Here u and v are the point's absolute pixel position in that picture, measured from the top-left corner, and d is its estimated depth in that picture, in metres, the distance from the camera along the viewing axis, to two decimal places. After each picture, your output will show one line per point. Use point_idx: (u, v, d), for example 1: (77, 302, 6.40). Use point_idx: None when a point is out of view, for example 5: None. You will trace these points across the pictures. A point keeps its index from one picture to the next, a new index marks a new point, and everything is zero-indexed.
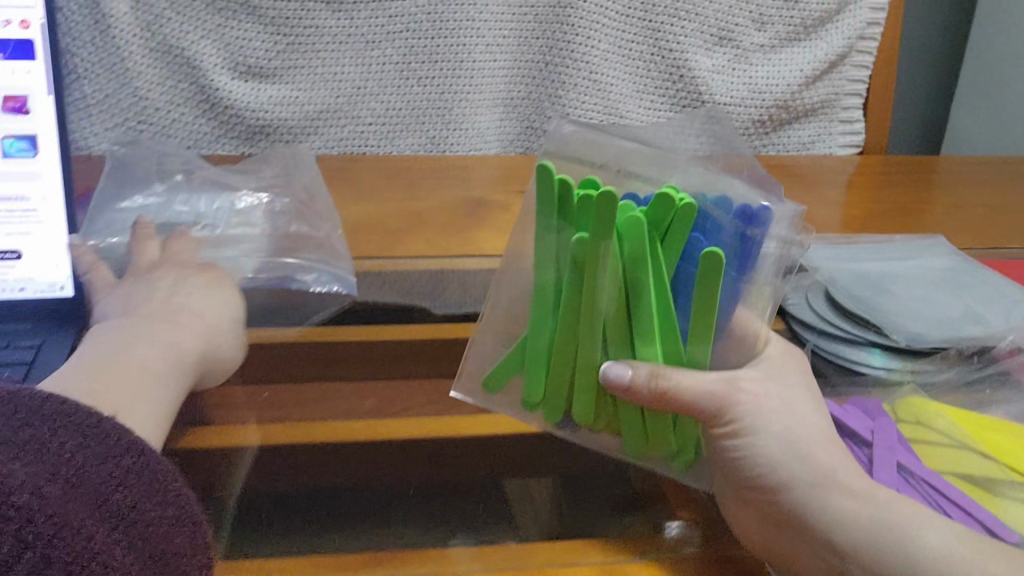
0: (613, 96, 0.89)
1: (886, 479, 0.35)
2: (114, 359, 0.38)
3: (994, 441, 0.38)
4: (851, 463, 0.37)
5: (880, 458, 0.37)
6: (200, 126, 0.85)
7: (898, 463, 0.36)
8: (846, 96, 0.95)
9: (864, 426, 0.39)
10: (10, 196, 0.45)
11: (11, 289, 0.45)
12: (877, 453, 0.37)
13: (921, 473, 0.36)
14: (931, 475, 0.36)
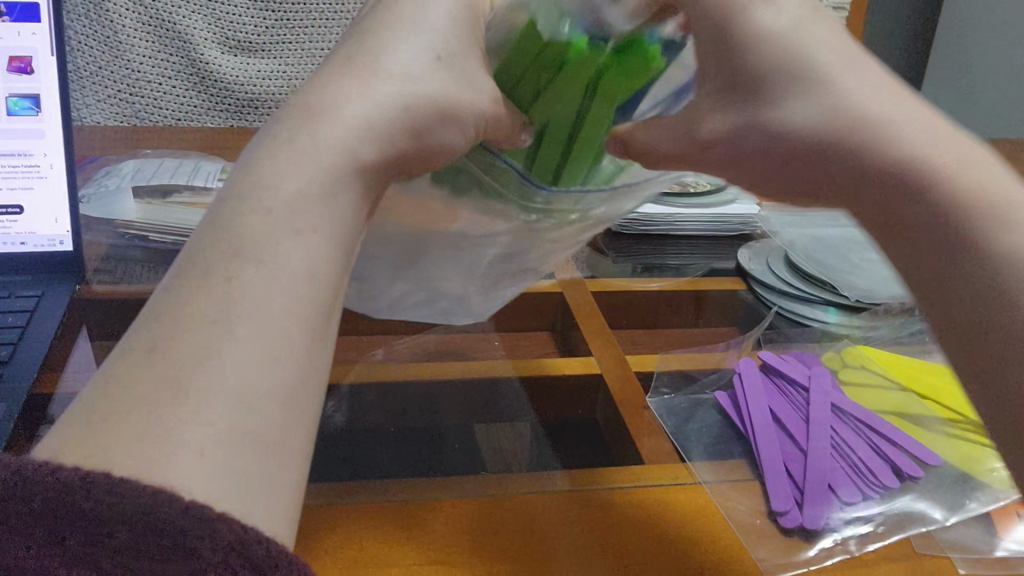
0: None
1: (821, 418, 0.38)
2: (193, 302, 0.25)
3: (933, 386, 0.42)
4: (791, 407, 0.39)
5: (816, 400, 0.39)
6: (189, 98, 0.89)
7: (835, 404, 0.39)
8: None
9: (807, 372, 0.42)
10: (14, 153, 0.47)
11: (14, 241, 0.48)
12: (812, 394, 0.40)
13: (856, 413, 0.39)
14: (863, 414, 0.39)
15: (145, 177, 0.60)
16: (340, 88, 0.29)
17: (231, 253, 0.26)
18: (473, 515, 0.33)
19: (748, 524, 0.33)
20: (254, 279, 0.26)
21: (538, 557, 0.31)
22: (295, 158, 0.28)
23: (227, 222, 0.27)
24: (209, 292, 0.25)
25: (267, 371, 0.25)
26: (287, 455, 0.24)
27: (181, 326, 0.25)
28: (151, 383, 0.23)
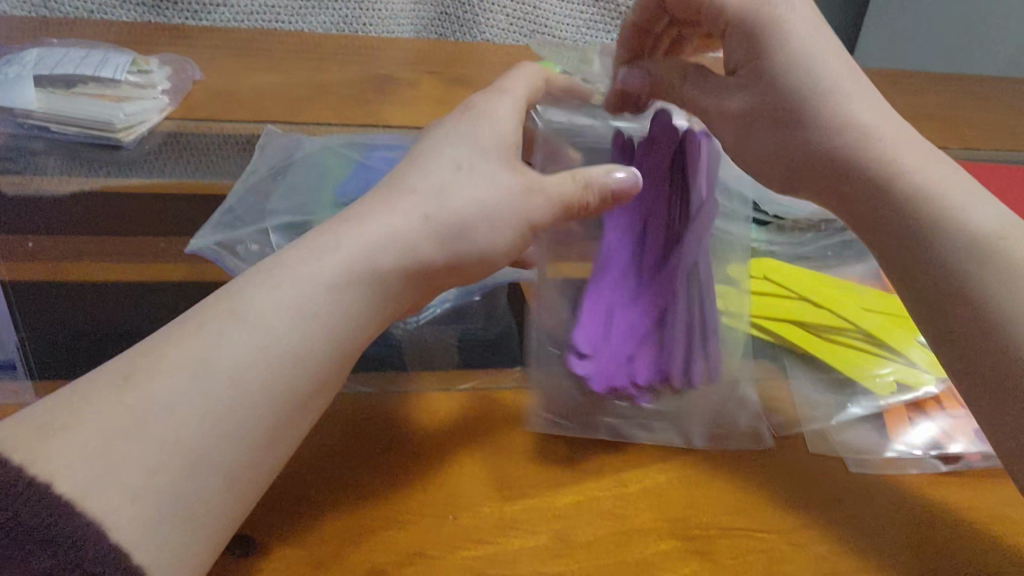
0: None
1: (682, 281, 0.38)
2: (208, 324, 0.26)
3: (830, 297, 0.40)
4: (666, 259, 0.39)
5: (663, 278, 0.38)
6: None
7: (670, 281, 0.38)
8: None
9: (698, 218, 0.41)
10: None
11: None
12: (648, 272, 0.38)
13: (664, 300, 0.37)
14: (672, 304, 0.37)
15: (49, 66, 0.56)
16: (378, 220, 0.30)
17: (236, 302, 0.27)
18: (373, 412, 0.33)
19: (652, 425, 0.34)
20: (242, 346, 0.26)
21: (436, 454, 0.31)
22: (310, 259, 0.29)
23: (238, 288, 0.27)
24: (195, 345, 0.25)
25: (230, 416, 0.25)
26: (200, 489, 0.24)
27: (159, 363, 0.25)
28: (111, 407, 0.23)
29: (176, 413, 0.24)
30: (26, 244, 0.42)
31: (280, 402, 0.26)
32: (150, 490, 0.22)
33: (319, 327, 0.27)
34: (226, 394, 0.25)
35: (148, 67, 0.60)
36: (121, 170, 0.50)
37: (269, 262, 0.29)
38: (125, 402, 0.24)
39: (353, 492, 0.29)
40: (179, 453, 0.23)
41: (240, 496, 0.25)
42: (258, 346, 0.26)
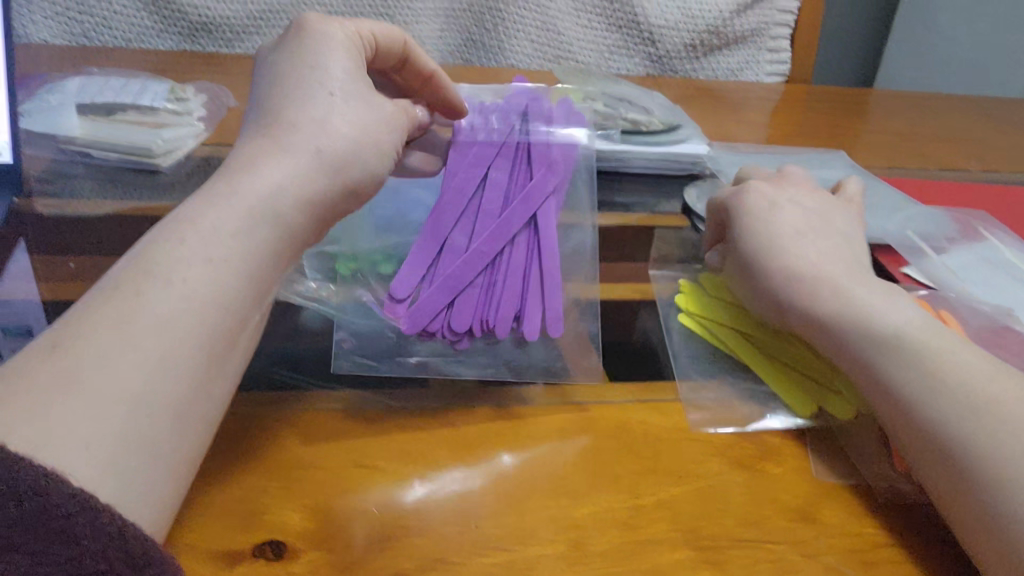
0: (551, 13, 0.96)
1: (516, 234, 0.42)
2: (129, 286, 0.28)
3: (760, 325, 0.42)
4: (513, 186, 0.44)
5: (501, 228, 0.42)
6: (142, 19, 0.88)
7: (534, 218, 0.43)
8: (776, 25, 1.00)
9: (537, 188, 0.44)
10: None
11: None
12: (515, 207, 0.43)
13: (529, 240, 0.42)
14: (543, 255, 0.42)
15: (90, 95, 0.59)
16: (283, 164, 0.34)
17: (149, 260, 0.29)
18: (401, 423, 0.34)
19: (668, 435, 0.35)
20: (160, 296, 0.27)
21: (460, 463, 0.32)
22: (214, 216, 0.31)
23: (146, 251, 0.29)
24: (118, 306, 0.27)
25: (166, 361, 0.27)
26: (155, 429, 0.26)
27: (93, 327, 0.26)
28: (46, 373, 0.25)
29: (105, 370, 0.25)
30: (69, 264, 0.44)
31: (201, 342, 0.28)
32: (91, 441, 0.24)
33: (219, 267, 0.30)
34: (156, 336, 0.27)
35: (184, 94, 0.62)
36: (157, 193, 0.53)
37: (176, 220, 0.31)
38: (51, 367, 0.25)
39: (378, 501, 0.30)
40: (123, 407, 0.25)
41: (184, 421, 0.27)
42: (179, 298, 0.28)
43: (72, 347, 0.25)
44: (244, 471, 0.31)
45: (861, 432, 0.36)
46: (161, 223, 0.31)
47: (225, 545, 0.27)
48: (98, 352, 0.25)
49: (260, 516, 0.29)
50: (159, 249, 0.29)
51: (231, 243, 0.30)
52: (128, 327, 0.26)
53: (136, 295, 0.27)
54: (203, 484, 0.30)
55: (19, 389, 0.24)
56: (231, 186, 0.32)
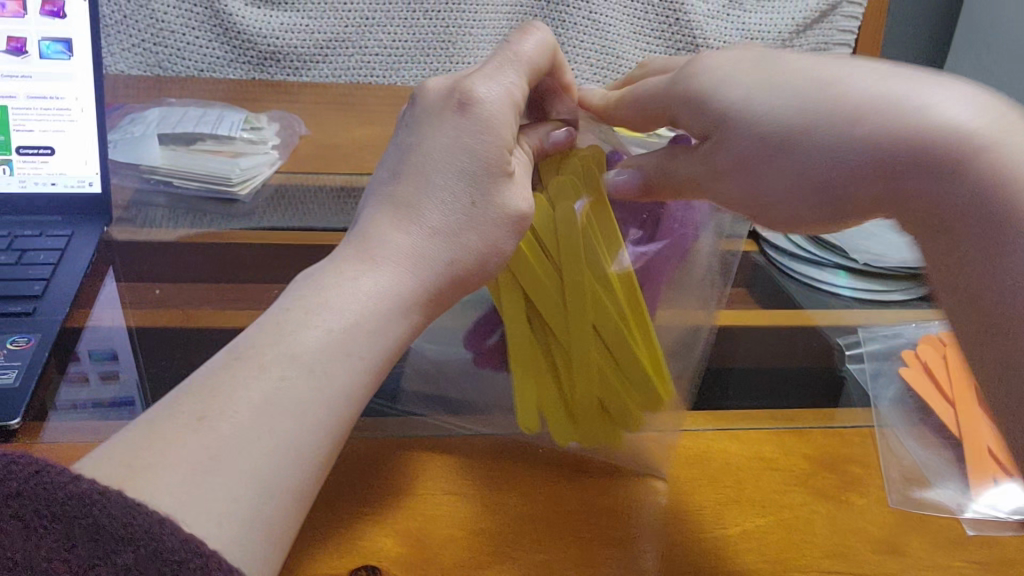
0: (609, 36, 0.97)
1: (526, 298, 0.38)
2: (254, 357, 0.26)
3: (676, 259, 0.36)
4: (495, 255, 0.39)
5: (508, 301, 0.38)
6: (213, 49, 0.91)
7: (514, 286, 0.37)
8: (835, 45, 1.03)
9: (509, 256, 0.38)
10: (46, 96, 0.48)
11: (43, 183, 0.48)
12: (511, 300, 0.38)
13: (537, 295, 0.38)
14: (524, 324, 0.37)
15: (170, 125, 0.61)
16: (408, 239, 0.30)
17: (283, 328, 0.27)
18: (489, 454, 0.35)
19: (749, 466, 0.35)
20: (295, 374, 0.26)
21: (546, 492, 0.33)
22: (353, 283, 0.28)
23: (278, 320, 0.27)
24: (246, 381, 0.25)
25: (305, 439, 0.25)
26: (283, 504, 0.24)
27: (224, 399, 0.25)
28: (187, 443, 0.23)
29: (237, 446, 0.24)
30: (156, 291, 0.46)
31: (328, 418, 0.26)
32: (230, 511, 0.22)
33: (350, 341, 0.27)
34: (293, 415, 0.25)
35: (259, 123, 0.64)
36: (236, 221, 0.54)
37: (309, 284, 0.28)
38: (189, 438, 0.23)
39: (470, 529, 0.30)
40: (253, 484, 0.23)
41: (306, 497, 0.25)
42: (313, 377, 0.26)
43: (208, 419, 0.24)
44: (338, 497, 0.32)
45: (940, 461, 0.36)
46: (310, 279, 0.29)
47: (322, 568, 0.28)
48: (233, 427, 0.24)
49: (356, 543, 0.29)
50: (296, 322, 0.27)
51: (372, 309, 0.28)
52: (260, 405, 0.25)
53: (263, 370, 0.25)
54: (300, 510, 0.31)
55: (150, 449, 0.23)
56: (381, 245, 0.29)
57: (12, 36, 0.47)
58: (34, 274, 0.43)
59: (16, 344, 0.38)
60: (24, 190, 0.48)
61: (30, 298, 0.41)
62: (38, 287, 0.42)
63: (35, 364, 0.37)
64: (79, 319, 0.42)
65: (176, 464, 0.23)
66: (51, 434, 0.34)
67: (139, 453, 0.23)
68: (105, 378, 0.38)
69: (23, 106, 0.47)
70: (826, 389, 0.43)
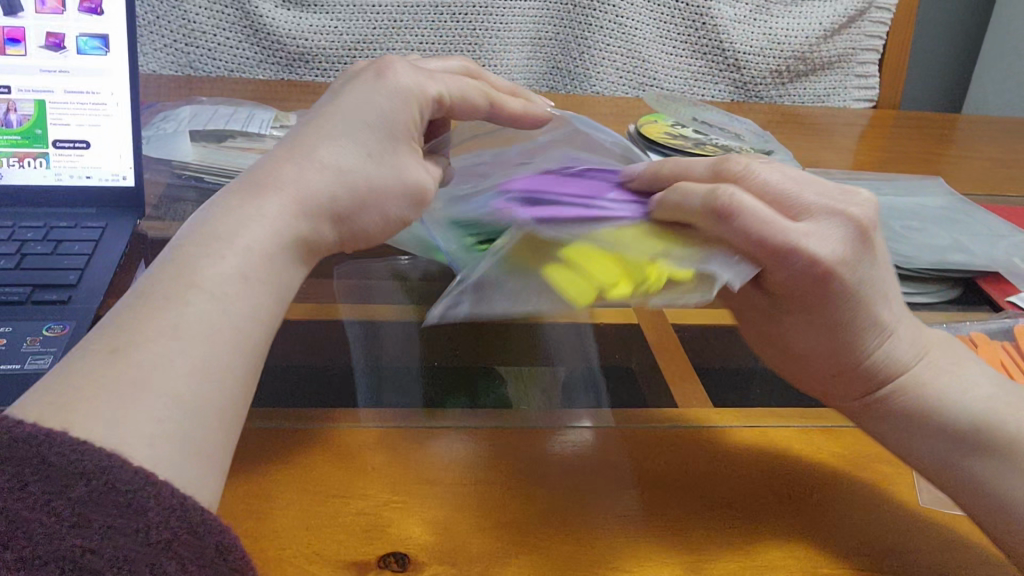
0: (635, 39, 0.97)
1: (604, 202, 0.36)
2: (172, 279, 0.27)
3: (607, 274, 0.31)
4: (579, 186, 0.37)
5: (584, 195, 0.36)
6: (243, 50, 0.92)
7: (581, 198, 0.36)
8: (862, 51, 1.02)
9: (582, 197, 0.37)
10: (82, 90, 0.48)
11: (78, 175, 0.49)
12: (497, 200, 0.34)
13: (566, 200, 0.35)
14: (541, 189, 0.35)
15: (201, 123, 0.62)
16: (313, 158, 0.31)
17: (186, 260, 0.27)
18: (511, 444, 0.35)
19: (775, 465, 0.35)
20: (219, 269, 0.27)
21: (569, 485, 0.33)
22: (251, 216, 0.29)
23: (191, 235, 0.28)
24: (165, 316, 0.26)
25: (222, 362, 0.26)
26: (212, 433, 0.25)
27: (145, 335, 0.25)
28: (108, 383, 0.24)
29: (157, 380, 0.24)
30: None
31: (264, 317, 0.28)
32: (163, 440, 0.23)
33: (277, 225, 0.29)
34: (210, 335, 0.26)
35: (288, 121, 0.65)
36: None
37: (203, 223, 0.29)
38: (106, 381, 0.24)
39: (497, 518, 0.31)
40: (179, 418, 0.24)
41: (242, 410, 0.26)
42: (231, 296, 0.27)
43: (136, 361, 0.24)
44: (364, 486, 0.32)
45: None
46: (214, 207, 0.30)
47: (349, 555, 0.28)
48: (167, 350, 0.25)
49: (383, 530, 0.30)
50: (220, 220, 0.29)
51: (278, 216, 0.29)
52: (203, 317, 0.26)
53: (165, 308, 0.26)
54: (328, 498, 0.31)
55: (85, 390, 0.24)
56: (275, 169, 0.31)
57: (51, 32, 0.48)
58: (69, 264, 0.43)
59: (51, 331, 0.38)
60: (59, 183, 0.49)
61: (64, 286, 0.42)
62: (72, 276, 0.42)
63: (71, 349, 0.37)
64: None
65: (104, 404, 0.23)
66: None
67: (65, 399, 0.23)
68: None
69: (60, 101, 0.48)
70: None
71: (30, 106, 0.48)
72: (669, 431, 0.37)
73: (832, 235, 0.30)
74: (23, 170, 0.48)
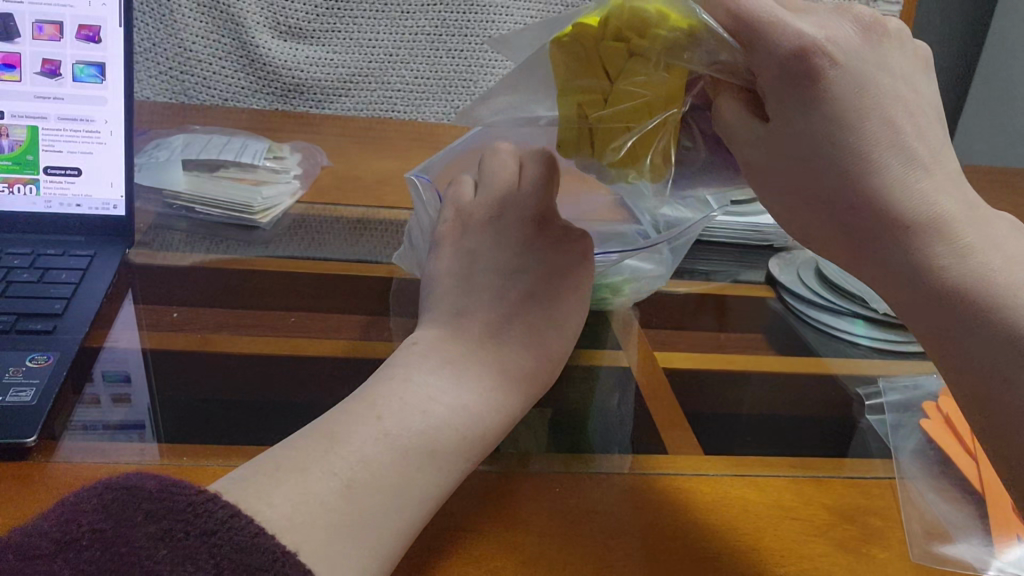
0: None
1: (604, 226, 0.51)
2: (347, 419, 0.32)
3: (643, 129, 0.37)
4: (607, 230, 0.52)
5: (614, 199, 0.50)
6: (237, 80, 0.93)
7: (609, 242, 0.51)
8: None
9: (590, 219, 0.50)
10: (75, 118, 0.48)
11: (69, 204, 0.49)
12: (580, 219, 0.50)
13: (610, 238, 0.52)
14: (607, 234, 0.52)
15: (194, 152, 0.62)
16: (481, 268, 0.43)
17: (359, 409, 0.32)
18: (501, 490, 0.35)
19: (766, 516, 0.35)
20: (386, 412, 0.32)
21: (562, 535, 0.32)
22: (437, 359, 0.36)
23: (369, 392, 0.34)
24: (331, 436, 0.31)
25: (384, 466, 0.30)
26: (374, 521, 0.28)
27: (306, 449, 0.30)
28: (278, 470, 0.29)
29: (318, 476, 0.29)
30: (173, 314, 0.46)
31: (418, 430, 0.32)
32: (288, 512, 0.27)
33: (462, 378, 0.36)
34: (383, 446, 0.31)
35: (282, 153, 0.65)
36: (256, 247, 0.55)
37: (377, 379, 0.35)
38: (276, 472, 0.28)
39: (484, 567, 0.30)
40: (300, 510, 0.27)
41: (424, 499, 0.30)
42: (409, 409, 0.33)
43: (311, 466, 0.29)
44: None
45: (963, 515, 0.36)
46: (377, 382, 0.35)
47: None
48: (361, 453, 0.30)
49: None
50: (388, 381, 0.34)
51: (434, 354, 0.36)
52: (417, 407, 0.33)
53: (369, 418, 0.32)
54: None
55: (260, 477, 0.28)
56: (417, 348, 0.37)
57: (46, 59, 0.47)
58: (56, 292, 0.43)
59: (36, 361, 0.38)
60: (49, 211, 0.48)
61: (50, 316, 0.41)
62: (59, 306, 0.42)
63: (54, 381, 0.37)
64: (96, 339, 0.42)
65: (266, 482, 0.28)
66: (68, 454, 0.33)
67: (249, 479, 0.28)
68: (119, 398, 0.38)
69: (53, 128, 0.48)
70: (841, 435, 0.43)
71: (22, 132, 0.47)
72: (658, 479, 0.37)
73: (839, 26, 0.30)
74: (13, 197, 0.48)
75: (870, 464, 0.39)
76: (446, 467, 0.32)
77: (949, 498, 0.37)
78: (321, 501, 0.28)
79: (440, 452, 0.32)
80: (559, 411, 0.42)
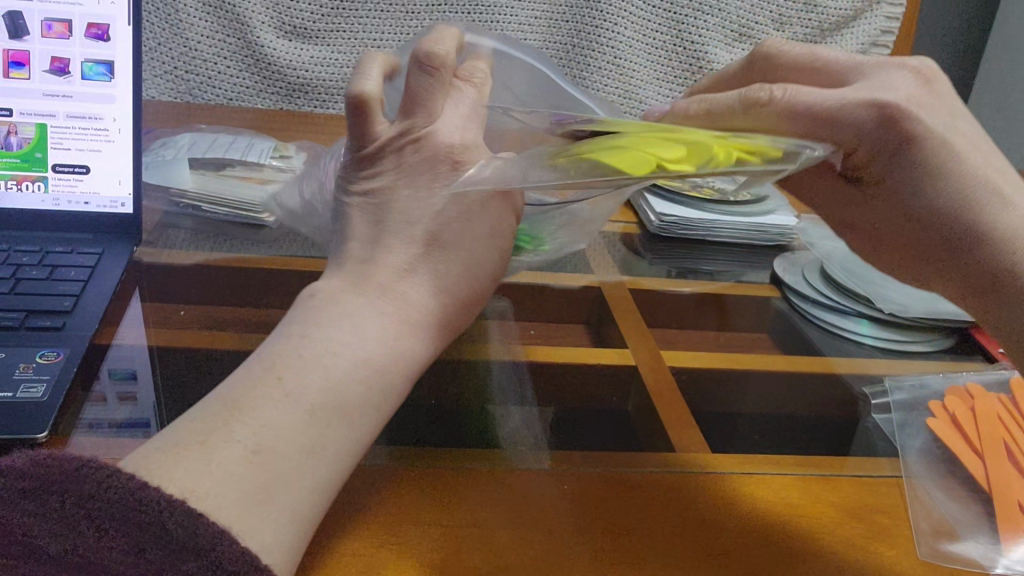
0: (632, 82, 0.99)
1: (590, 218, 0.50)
2: (247, 386, 0.30)
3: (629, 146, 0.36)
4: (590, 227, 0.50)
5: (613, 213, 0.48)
6: (242, 79, 0.93)
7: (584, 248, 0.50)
8: None
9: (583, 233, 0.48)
10: (84, 116, 0.48)
11: (77, 202, 0.49)
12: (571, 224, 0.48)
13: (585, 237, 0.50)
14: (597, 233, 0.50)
15: (200, 150, 0.62)
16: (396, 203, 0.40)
17: (264, 372, 0.31)
18: (508, 486, 0.35)
19: (773, 513, 0.35)
20: (294, 377, 0.31)
21: (570, 531, 0.32)
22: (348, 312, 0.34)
23: (274, 353, 0.32)
24: (237, 405, 0.29)
25: (287, 435, 0.29)
26: (279, 499, 0.28)
27: (217, 421, 0.29)
28: (180, 449, 0.27)
29: (220, 450, 0.28)
30: (180, 312, 0.46)
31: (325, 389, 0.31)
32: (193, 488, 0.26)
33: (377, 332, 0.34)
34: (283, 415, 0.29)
35: (287, 152, 0.65)
36: (262, 246, 0.55)
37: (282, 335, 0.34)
38: (185, 450, 0.28)
39: (493, 562, 0.30)
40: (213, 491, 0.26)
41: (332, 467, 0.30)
42: (316, 368, 0.31)
43: (211, 437, 0.28)
44: (365, 528, 0.31)
45: (969, 514, 0.36)
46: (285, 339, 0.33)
47: None
48: (269, 420, 0.29)
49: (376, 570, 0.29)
50: (294, 339, 0.33)
51: (349, 305, 0.34)
52: (326, 369, 0.31)
53: (272, 382, 0.30)
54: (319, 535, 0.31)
55: (172, 455, 0.27)
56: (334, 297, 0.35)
57: (55, 57, 0.47)
58: (64, 290, 0.43)
59: (46, 357, 0.38)
60: (57, 209, 0.48)
61: (59, 313, 0.41)
62: (67, 303, 0.42)
63: (63, 377, 0.37)
64: (105, 337, 0.42)
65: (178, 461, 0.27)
66: (78, 449, 0.34)
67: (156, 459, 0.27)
68: (128, 395, 0.38)
69: (62, 126, 0.48)
70: (847, 434, 0.43)
71: (31, 129, 0.48)
72: (666, 476, 0.37)
73: (903, 84, 0.35)
74: (20, 194, 0.48)
75: (876, 462, 0.40)
76: (353, 425, 0.31)
77: (956, 496, 0.37)
78: (226, 471, 0.27)
79: (341, 411, 0.31)
80: (540, 411, 0.42)
